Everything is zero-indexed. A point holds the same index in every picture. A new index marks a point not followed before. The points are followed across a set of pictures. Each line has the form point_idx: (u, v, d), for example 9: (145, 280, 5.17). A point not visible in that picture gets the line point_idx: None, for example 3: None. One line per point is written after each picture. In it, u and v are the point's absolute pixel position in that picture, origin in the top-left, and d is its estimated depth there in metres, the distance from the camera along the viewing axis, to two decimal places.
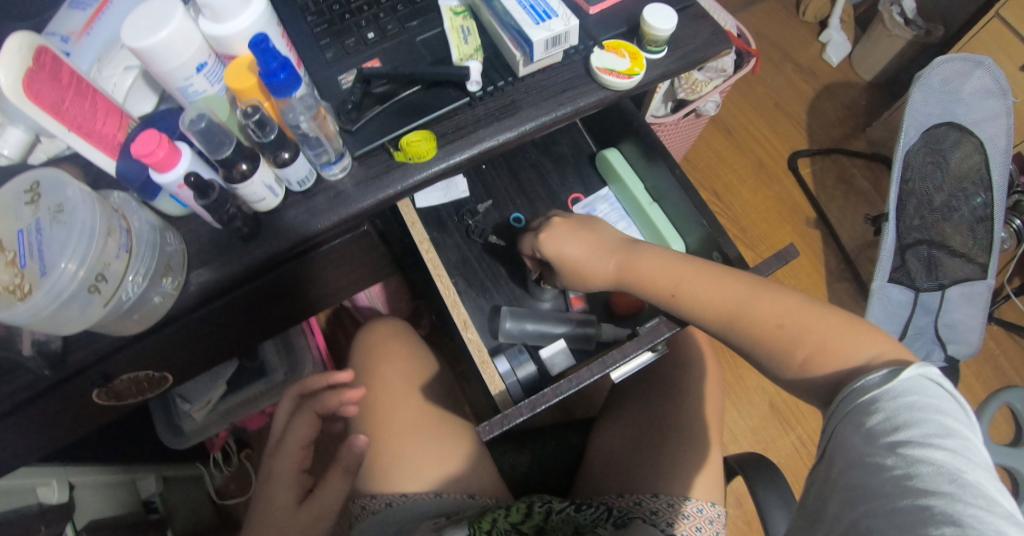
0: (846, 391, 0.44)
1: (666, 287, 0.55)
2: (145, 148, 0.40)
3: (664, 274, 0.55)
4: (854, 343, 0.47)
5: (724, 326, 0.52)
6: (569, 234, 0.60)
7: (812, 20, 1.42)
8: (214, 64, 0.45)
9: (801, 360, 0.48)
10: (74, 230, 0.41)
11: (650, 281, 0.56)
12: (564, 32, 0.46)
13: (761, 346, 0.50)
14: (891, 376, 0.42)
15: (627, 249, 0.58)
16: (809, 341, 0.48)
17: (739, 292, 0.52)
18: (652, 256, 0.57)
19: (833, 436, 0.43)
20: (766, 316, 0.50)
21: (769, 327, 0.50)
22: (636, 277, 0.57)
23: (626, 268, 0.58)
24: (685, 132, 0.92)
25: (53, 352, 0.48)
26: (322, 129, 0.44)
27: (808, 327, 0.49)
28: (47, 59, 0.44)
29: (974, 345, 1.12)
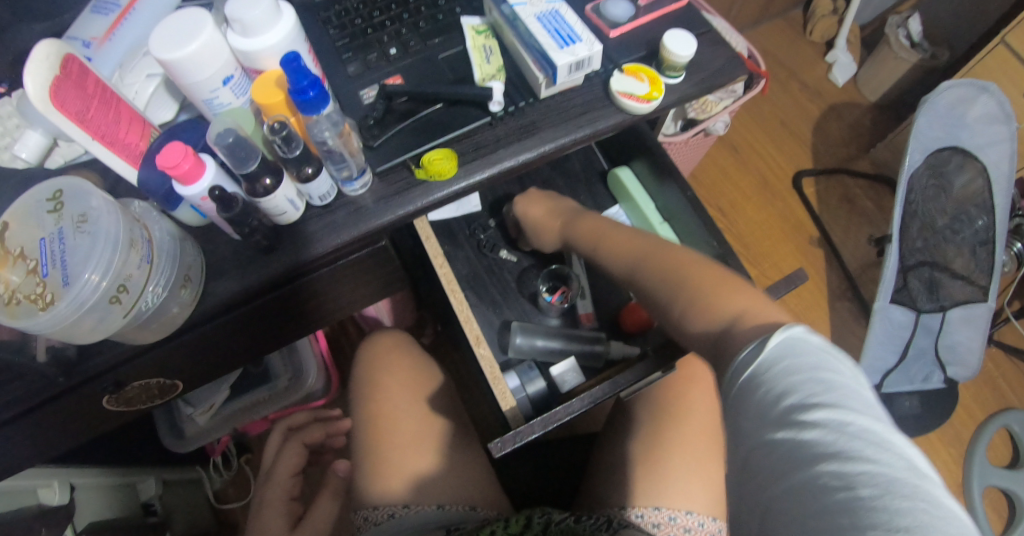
0: (727, 369, 0.38)
1: (597, 238, 0.58)
2: (171, 160, 0.40)
3: (599, 229, 0.59)
4: (746, 300, 0.42)
5: (635, 273, 0.51)
6: (536, 202, 0.66)
7: (818, 40, 1.43)
8: (240, 77, 0.45)
9: (705, 301, 0.44)
10: (99, 240, 0.41)
11: (589, 235, 0.59)
12: (587, 57, 0.46)
13: (663, 288, 0.47)
14: (760, 346, 0.36)
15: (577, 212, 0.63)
16: (705, 291, 0.44)
17: (659, 248, 0.51)
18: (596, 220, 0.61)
19: (724, 417, 0.37)
20: (679, 269, 0.48)
21: (683, 272, 0.47)
22: (579, 232, 0.61)
23: (570, 224, 0.62)
24: (693, 149, 0.93)
25: (68, 358, 0.48)
26: (346, 146, 0.44)
27: (710, 280, 0.45)
28: (73, 66, 0.44)
29: (973, 368, 1.14)
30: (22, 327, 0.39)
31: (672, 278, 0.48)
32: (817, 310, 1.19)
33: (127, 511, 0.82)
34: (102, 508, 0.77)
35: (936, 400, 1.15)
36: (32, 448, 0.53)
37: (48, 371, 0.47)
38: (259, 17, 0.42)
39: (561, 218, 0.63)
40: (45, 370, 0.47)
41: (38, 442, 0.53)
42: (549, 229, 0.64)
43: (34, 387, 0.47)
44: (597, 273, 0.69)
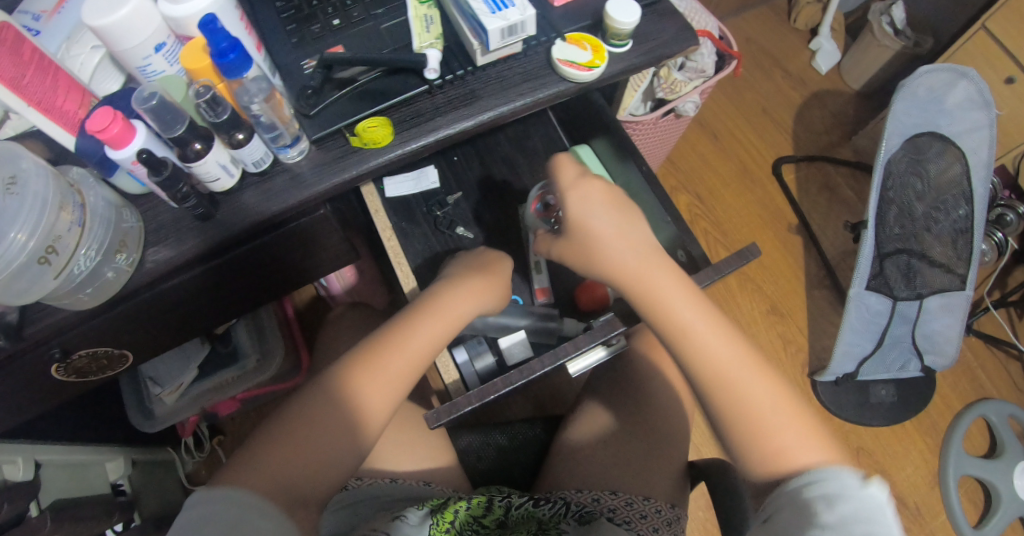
0: (804, 478, 0.43)
1: (677, 314, 0.51)
2: (99, 124, 0.40)
3: (678, 304, 0.51)
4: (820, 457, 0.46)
5: (710, 396, 0.49)
6: (604, 204, 0.54)
7: (803, 27, 1.43)
8: (173, 44, 0.45)
9: (759, 447, 0.47)
10: (26, 201, 0.42)
11: (665, 302, 0.51)
12: (520, 22, 0.46)
13: (727, 413, 0.48)
14: (858, 482, 0.41)
15: (655, 257, 0.53)
16: (783, 440, 0.46)
17: (747, 365, 0.49)
18: (673, 277, 0.52)
19: (777, 511, 0.43)
20: (754, 408, 0.48)
21: (744, 400, 0.48)
22: (653, 294, 0.51)
23: (650, 270, 0.52)
24: (665, 134, 0.93)
25: (9, 325, 0.47)
26: (275, 113, 0.44)
27: (790, 424, 0.47)
28: (9, 34, 0.44)
29: (950, 357, 1.13)
30: None
31: (734, 405, 0.48)
32: (793, 298, 1.19)
33: (93, 489, 0.81)
34: (67, 486, 0.76)
35: (912, 389, 1.15)
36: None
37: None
38: None
39: (636, 258, 0.52)
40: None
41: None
42: (619, 263, 0.52)
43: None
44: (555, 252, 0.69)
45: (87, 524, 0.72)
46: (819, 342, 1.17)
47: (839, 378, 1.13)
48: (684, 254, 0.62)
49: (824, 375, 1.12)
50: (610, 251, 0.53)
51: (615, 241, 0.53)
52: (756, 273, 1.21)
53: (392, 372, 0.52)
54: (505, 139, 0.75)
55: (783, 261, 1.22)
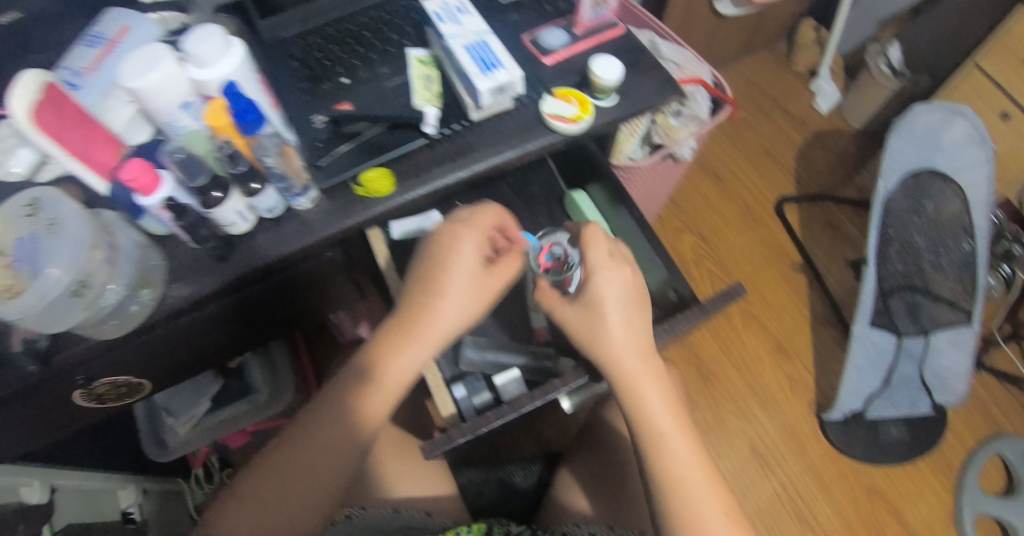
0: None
1: (657, 417, 0.52)
2: (132, 174, 0.44)
3: (661, 410, 0.53)
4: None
5: (662, 495, 0.50)
6: (626, 294, 0.54)
7: (803, 70, 1.47)
8: (198, 103, 0.50)
9: None
10: (65, 241, 0.47)
11: (647, 404, 0.53)
12: (509, 81, 0.51)
13: (678, 521, 0.49)
14: None
15: (654, 364, 0.54)
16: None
17: (703, 477, 0.51)
18: (662, 384, 0.54)
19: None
20: (699, 513, 0.49)
21: (697, 512, 0.49)
22: (638, 392, 0.53)
23: (643, 371, 0.53)
24: (664, 177, 0.96)
25: (40, 350, 0.50)
26: (287, 166, 0.49)
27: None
28: (54, 92, 0.49)
29: (961, 394, 1.12)
30: None
31: (687, 515, 0.49)
32: (799, 336, 1.20)
33: (106, 516, 0.82)
34: (83, 512, 0.77)
35: (924, 427, 1.14)
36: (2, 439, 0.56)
37: (20, 362, 0.50)
38: (212, 50, 0.47)
39: (639, 359, 0.53)
40: (18, 359, 0.50)
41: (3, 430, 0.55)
42: (620, 355, 0.53)
43: (6, 377, 0.50)
44: None
45: None
46: (827, 380, 1.17)
47: (848, 416, 1.12)
48: (675, 294, 0.65)
49: (831, 413, 1.11)
50: (618, 346, 0.53)
51: (625, 337, 0.54)
52: (761, 311, 1.22)
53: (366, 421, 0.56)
54: (507, 185, 0.78)
55: (787, 299, 1.23)
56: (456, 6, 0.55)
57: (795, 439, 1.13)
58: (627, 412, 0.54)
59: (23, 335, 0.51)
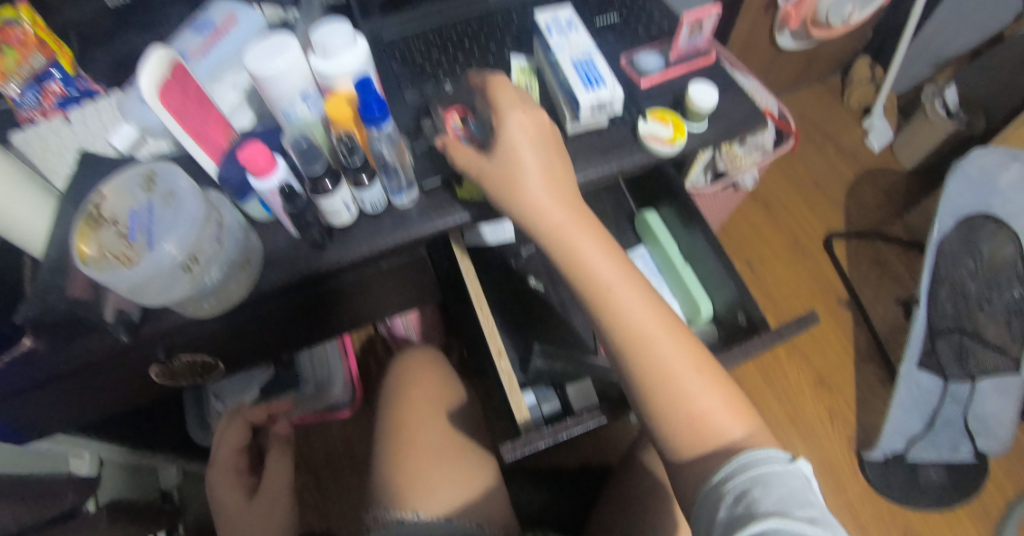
0: (743, 457, 0.45)
1: (599, 279, 0.50)
2: (251, 156, 0.47)
3: (603, 270, 0.50)
4: (726, 415, 0.49)
5: (631, 361, 0.49)
6: (538, 130, 0.50)
7: (856, 106, 1.48)
8: (315, 94, 0.52)
9: (677, 415, 0.48)
10: (181, 216, 0.49)
11: (586, 267, 0.50)
12: (609, 99, 0.53)
13: (653, 385, 0.49)
14: (766, 469, 0.43)
15: (580, 213, 0.50)
16: (699, 404, 0.48)
17: (664, 329, 0.49)
18: (596, 239, 0.50)
19: (735, 505, 0.42)
20: (665, 365, 0.49)
21: (667, 372, 0.48)
22: (574, 250, 0.50)
23: (574, 225, 0.50)
24: (724, 202, 0.97)
25: (130, 321, 0.53)
26: (398, 159, 0.52)
27: (702, 384, 0.49)
28: (179, 72, 0.51)
29: (1006, 442, 1.09)
30: (105, 277, 0.46)
31: (655, 376, 0.49)
32: (841, 370, 1.19)
33: (145, 492, 0.87)
34: (123, 486, 0.82)
35: (966, 472, 1.11)
36: (74, 402, 0.59)
37: (111, 330, 0.52)
38: (340, 43, 0.49)
39: (566, 210, 0.50)
40: (110, 329, 0.52)
41: (82, 390, 0.58)
42: (544, 208, 0.49)
43: (93, 344, 0.53)
44: None
45: (139, 521, 0.77)
46: (868, 418, 1.16)
47: (889, 456, 1.11)
48: (745, 316, 0.65)
49: (872, 452, 1.10)
50: (544, 201, 0.49)
51: (550, 191, 0.50)
52: (804, 343, 1.22)
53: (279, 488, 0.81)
54: None
55: (831, 333, 1.22)
56: (565, 20, 0.57)
57: (832, 475, 1.12)
58: (566, 273, 0.51)
59: (115, 304, 0.52)
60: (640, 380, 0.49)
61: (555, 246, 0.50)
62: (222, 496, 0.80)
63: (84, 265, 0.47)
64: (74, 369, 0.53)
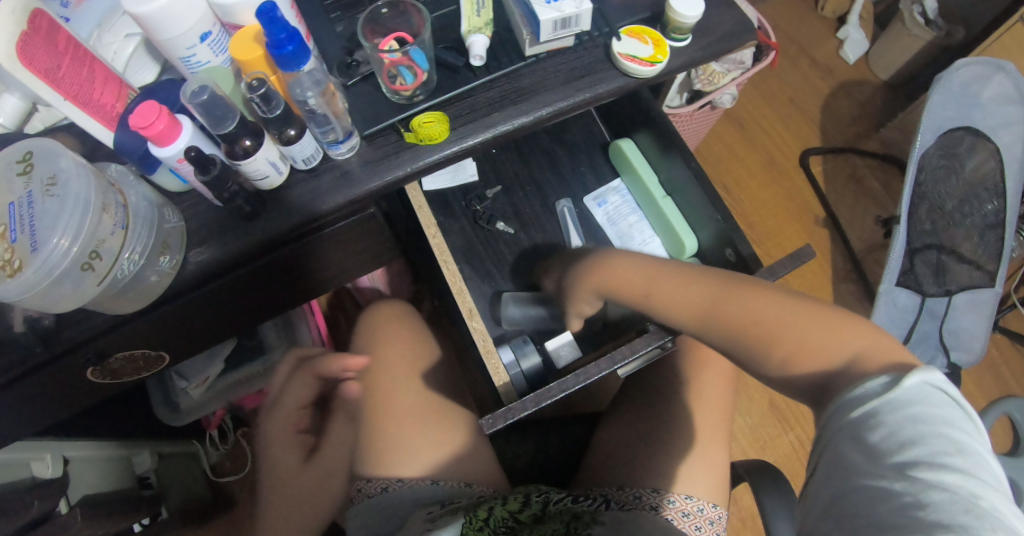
0: (839, 402, 0.40)
1: (641, 288, 0.53)
2: (143, 120, 0.38)
3: (643, 276, 0.53)
4: (827, 333, 0.44)
5: (719, 336, 0.48)
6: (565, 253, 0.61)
7: (830, 15, 1.39)
8: (218, 34, 0.43)
9: (787, 358, 0.44)
10: (68, 204, 0.40)
11: (636, 289, 0.53)
12: (575, 14, 0.46)
13: (744, 345, 0.47)
14: (892, 384, 0.37)
15: (614, 255, 0.56)
16: (795, 337, 0.44)
17: (719, 289, 0.49)
18: (630, 262, 0.55)
19: (826, 452, 0.39)
20: (743, 316, 0.47)
21: (748, 322, 0.46)
22: (620, 285, 0.54)
23: (617, 264, 0.55)
24: (699, 124, 0.91)
25: (45, 329, 0.45)
26: (329, 106, 0.44)
27: (782, 312, 0.46)
28: (42, 22, 0.40)
29: (977, 353, 1.10)
30: None
31: (738, 335, 0.47)
32: (821, 292, 1.18)
33: (121, 484, 0.81)
34: (96, 481, 0.75)
35: None
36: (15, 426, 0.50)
37: (20, 339, 0.45)
38: None
39: (605, 261, 0.56)
40: (21, 340, 0.45)
41: (23, 412, 0.49)
42: (590, 273, 0.56)
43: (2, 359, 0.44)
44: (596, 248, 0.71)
45: (118, 517, 0.72)
46: None
47: None
48: (733, 253, 0.60)
49: None
50: (591, 271, 0.56)
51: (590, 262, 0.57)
52: None
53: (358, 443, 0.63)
54: (544, 131, 0.75)
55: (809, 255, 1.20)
56: None
57: None
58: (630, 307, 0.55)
59: (25, 312, 0.45)
60: (737, 345, 0.47)
61: (608, 285, 0.55)
62: (275, 458, 0.61)
63: None
64: None
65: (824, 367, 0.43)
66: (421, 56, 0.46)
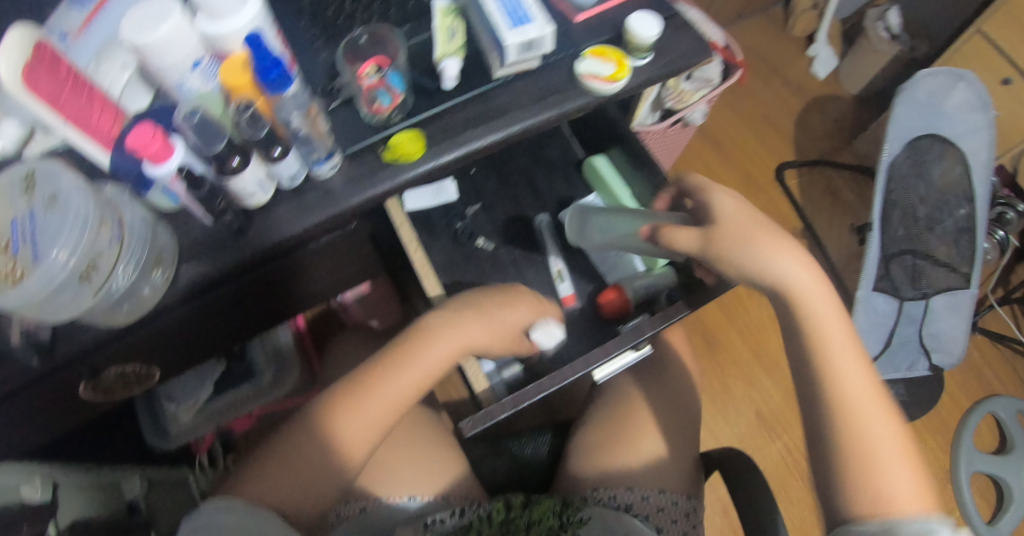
0: (892, 523, 0.45)
1: (826, 347, 0.53)
2: (140, 141, 0.41)
3: (845, 345, 0.53)
4: (918, 506, 0.46)
5: (834, 420, 0.50)
6: (738, 209, 0.57)
7: (800, 34, 1.45)
8: (210, 62, 0.46)
9: (874, 485, 0.47)
10: (69, 219, 0.43)
11: (822, 338, 0.53)
12: (537, 38, 0.49)
13: (846, 449, 0.49)
14: None
15: (840, 308, 0.54)
16: (892, 479, 0.47)
17: (883, 413, 0.50)
18: (838, 322, 0.54)
19: None
20: (868, 428, 0.49)
21: (871, 440, 0.49)
22: (815, 328, 0.54)
23: (825, 312, 0.54)
24: (674, 141, 0.95)
25: (41, 342, 0.47)
26: (312, 127, 0.47)
27: (904, 465, 0.48)
28: (46, 53, 0.43)
29: (957, 355, 1.13)
30: None
31: (849, 440, 0.49)
32: None
33: (111, 508, 0.74)
34: (88, 509, 0.70)
35: (921, 387, 1.15)
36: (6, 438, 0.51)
37: (20, 355, 0.46)
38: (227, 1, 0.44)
39: (807, 299, 0.54)
40: (19, 353, 0.46)
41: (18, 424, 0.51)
42: (802, 291, 0.54)
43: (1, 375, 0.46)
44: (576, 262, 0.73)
45: None
46: None
47: None
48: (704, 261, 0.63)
49: None
50: (800, 284, 0.54)
51: (808, 280, 0.54)
52: None
53: (373, 414, 0.55)
54: (522, 151, 0.78)
55: None
56: None
57: None
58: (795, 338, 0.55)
59: (21, 326, 0.47)
60: (838, 440, 0.50)
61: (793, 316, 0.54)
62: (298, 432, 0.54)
63: None
64: None
65: (883, 517, 0.46)
66: (395, 79, 0.49)
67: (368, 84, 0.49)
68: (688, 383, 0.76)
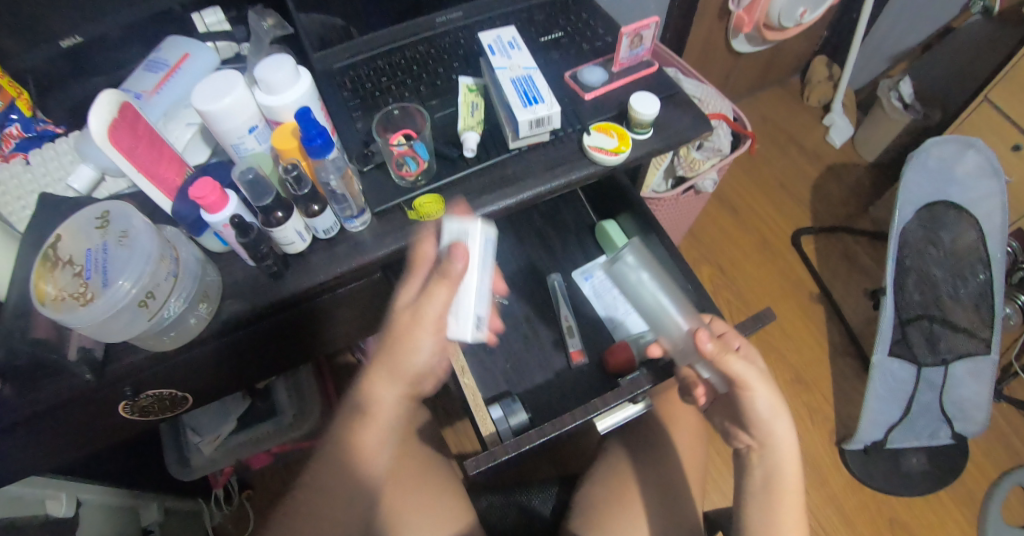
0: None
1: (776, 495, 0.55)
2: (201, 192, 0.48)
3: (795, 502, 0.55)
4: None
5: None
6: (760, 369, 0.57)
7: (816, 104, 1.51)
8: (263, 128, 0.53)
9: None
10: (136, 254, 0.49)
11: (780, 486, 0.55)
12: (547, 116, 0.55)
13: None
14: None
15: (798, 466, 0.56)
16: None
17: None
18: (794, 475, 0.56)
19: None
20: None
21: None
22: (774, 467, 0.56)
23: (790, 461, 0.56)
24: (688, 207, 0.99)
25: (96, 359, 0.53)
26: (347, 188, 0.54)
27: None
28: (128, 112, 0.51)
29: (981, 424, 1.10)
30: (64, 319, 0.47)
31: None
32: (819, 364, 1.21)
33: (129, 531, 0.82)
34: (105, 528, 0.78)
35: (946, 458, 1.12)
36: (52, 445, 0.57)
37: (76, 369, 0.52)
38: (283, 78, 0.51)
39: (784, 457, 0.56)
40: (75, 367, 0.52)
41: (62, 435, 0.56)
42: (778, 437, 0.56)
43: (59, 388, 0.52)
44: (584, 317, 0.77)
45: None
46: (846, 410, 1.17)
47: (869, 446, 1.12)
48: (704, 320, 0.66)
49: (852, 443, 1.11)
50: (780, 437, 0.56)
51: (787, 435, 0.56)
52: (779, 341, 1.23)
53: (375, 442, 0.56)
54: (538, 214, 0.84)
55: (806, 329, 1.24)
56: (508, 41, 0.61)
57: (815, 469, 1.13)
58: (754, 476, 0.57)
59: (79, 343, 0.53)
60: None
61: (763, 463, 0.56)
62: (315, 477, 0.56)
63: (42, 306, 0.47)
64: (42, 409, 0.52)
65: None
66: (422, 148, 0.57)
67: (399, 154, 0.57)
68: (696, 442, 0.76)
